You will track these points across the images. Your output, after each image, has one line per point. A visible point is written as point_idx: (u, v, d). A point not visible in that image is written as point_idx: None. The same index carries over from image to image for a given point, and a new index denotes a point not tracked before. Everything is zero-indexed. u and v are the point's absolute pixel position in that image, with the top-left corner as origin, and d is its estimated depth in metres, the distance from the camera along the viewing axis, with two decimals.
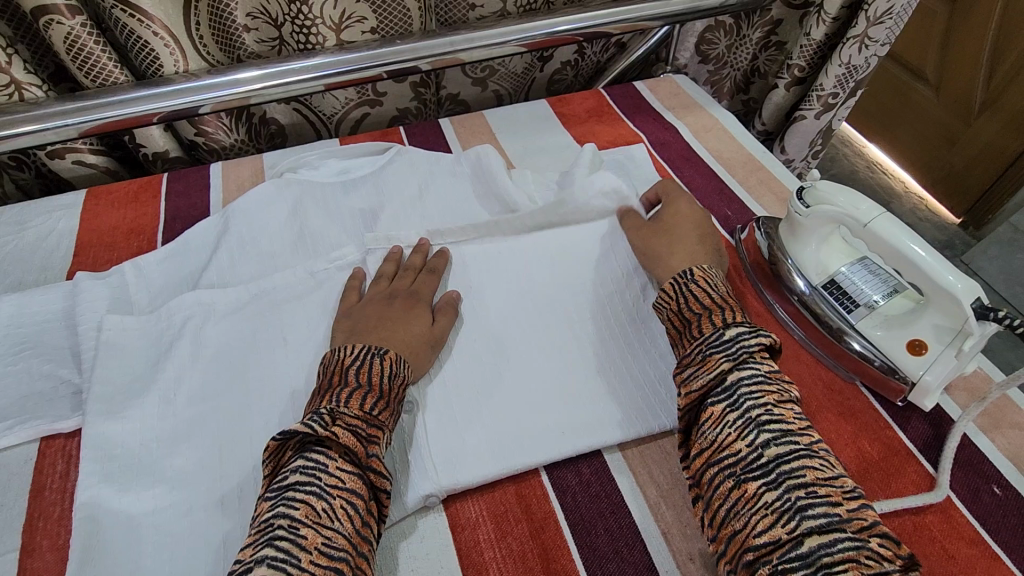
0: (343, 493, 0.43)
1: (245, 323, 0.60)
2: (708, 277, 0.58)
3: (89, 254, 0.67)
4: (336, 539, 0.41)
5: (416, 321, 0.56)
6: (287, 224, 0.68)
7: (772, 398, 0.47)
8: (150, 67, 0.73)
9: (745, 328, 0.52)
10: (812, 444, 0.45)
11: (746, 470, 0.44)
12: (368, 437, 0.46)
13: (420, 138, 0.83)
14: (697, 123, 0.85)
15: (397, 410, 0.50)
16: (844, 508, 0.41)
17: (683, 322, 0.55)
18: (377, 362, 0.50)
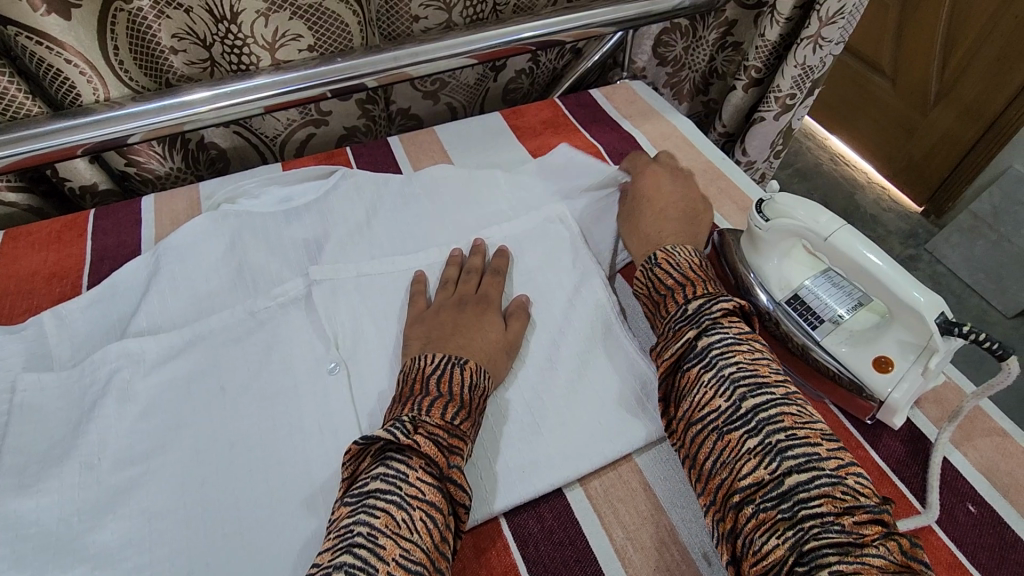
0: (425, 504, 0.41)
1: (178, 372, 0.55)
2: (671, 257, 0.57)
3: (5, 303, 0.62)
4: (414, 551, 0.39)
5: (489, 325, 0.56)
6: (224, 259, 0.64)
7: (742, 355, 0.47)
8: (67, 97, 0.68)
9: (706, 298, 0.51)
10: (788, 393, 0.44)
11: (727, 423, 0.44)
12: (448, 447, 0.45)
13: (368, 159, 0.79)
14: (655, 131, 0.83)
15: (477, 420, 0.49)
16: (824, 448, 0.41)
17: (654, 304, 0.56)
18: (458, 372, 0.50)
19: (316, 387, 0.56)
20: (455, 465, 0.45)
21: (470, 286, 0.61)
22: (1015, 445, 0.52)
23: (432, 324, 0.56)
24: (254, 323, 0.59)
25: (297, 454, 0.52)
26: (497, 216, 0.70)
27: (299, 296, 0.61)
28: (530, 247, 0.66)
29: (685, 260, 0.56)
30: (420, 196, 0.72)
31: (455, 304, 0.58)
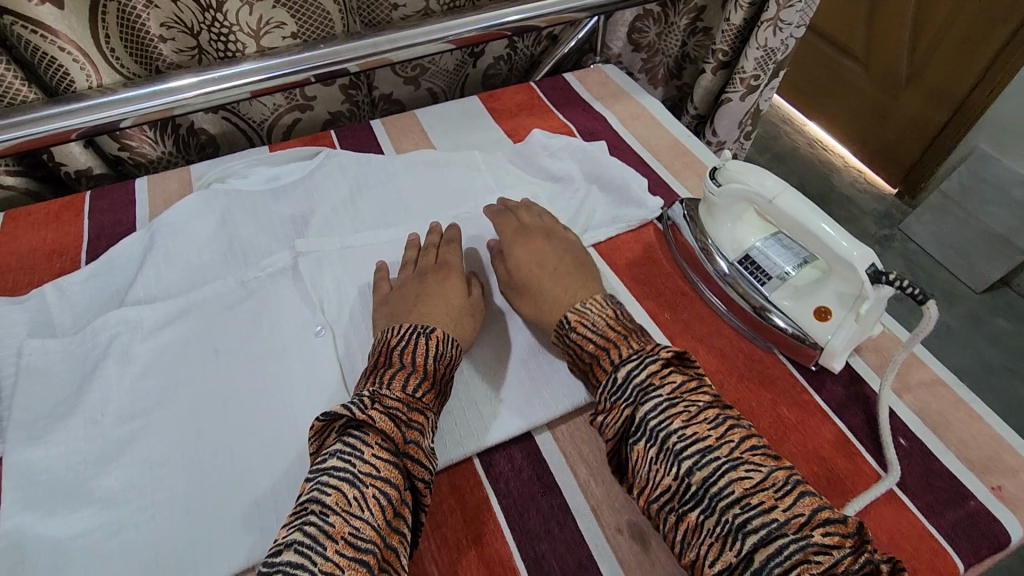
0: (377, 481, 0.43)
1: (174, 337, 0.59)
2: (584, 316, 0.55)
3: (8, 278, 0.65)
4: (364, 529, 0.41)
5: (451, 291, 0.60)
6: (216, 235, 0.68)
7: (679, 421, 0.45)
8: (61, 83, 0.71)
9: (633, 362, 0.49)
10: (733, 452, 0.44)
11: (682, 502, 0.43)
12: (407, 421, 0.47)
13: (352, 141, 0.83)
14: (625, 111, 0.87)
15: (441, 392, 0.52)
16: (780, 511, 0.40)
17: (585, 370, 0.53)
18: (423, 342, 0.53)
19: (304, 349, 0.60)
20: (412, 438, 0.47)
21: (436, 259, 0.64)
22: (946, 388, 0.56)
23: (396, 302, 0.59)
24: (244, 292, 0.63)
25: (286, 409, 0.56)
26: (473, 191, 0.74)
27: (287, 267, 0.65)
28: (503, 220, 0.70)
29: (599, 318, 0.54)
30: (400, 174, 0.76)
31: (416, 281, 0.61)
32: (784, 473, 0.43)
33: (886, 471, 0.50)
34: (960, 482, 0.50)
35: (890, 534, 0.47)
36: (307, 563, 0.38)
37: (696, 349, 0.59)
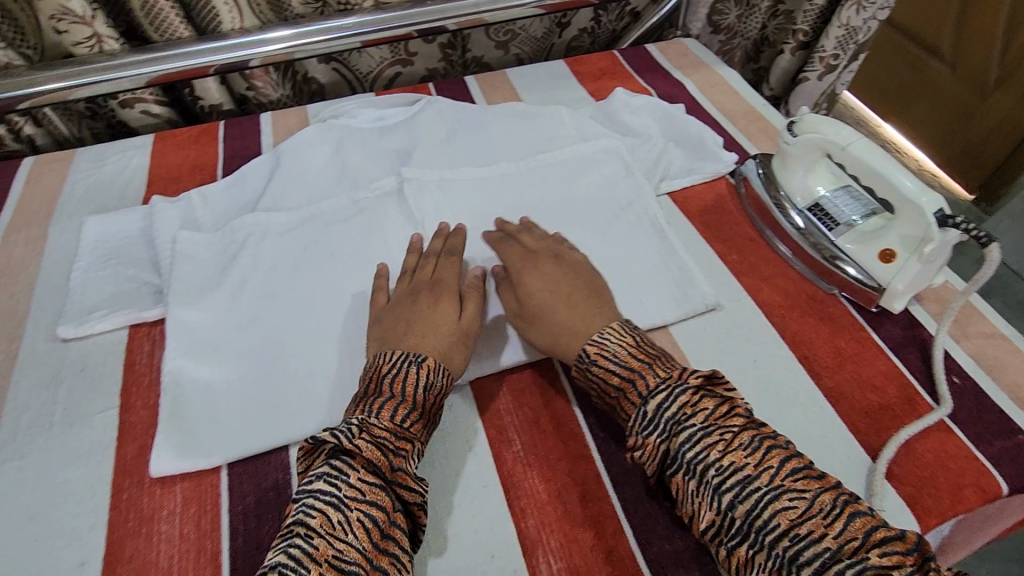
0: (363, 506, 0.42)
1: (297, 238, 0.69)
2: (604, 347, 0.52)
3: (161, 185, 0.77)
4: (348, 552, 0.40)
5: (445, 323, 0.56)
6: (331, 161, 0.77)
7: (715, 453, 0.44)
8: (210, 23, 0.82)
9: (661, 393, 0.47)
10: (773, 480, 0.42)
11: (728, 535, 0.42)
12: (396, 448, 0.46)
13: (448, 92, 0.91)
14: (703, 80, 0.90)
15: (429, 421, 0.50)
16: (830, 538, 0.39)
17: (611, 399, 0.51)
18: (413, 371, 0.50)
19: (408, 257, 0.69)
20: (401, 462, 0.45)
21: (432, 276, 0.62)
22: (1004, 339, 0.59)
23: (391, 324, 0.56)
24: (356, 210, 0.72)
25: None
26: (558, 140, 0.81)
27: (392, 190, 0.74)
28: (584, 166, 0.77)
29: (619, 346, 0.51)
30: (492, 121, 0.83)
31: (409, 302, 0.58)
32: (830, 496, 0.41)
33: (938, 403, 0.54)
34: (1007, 417, 0.53)
35: (940, 457, 0.51)
36: None
37: (761, 286, 0.64)
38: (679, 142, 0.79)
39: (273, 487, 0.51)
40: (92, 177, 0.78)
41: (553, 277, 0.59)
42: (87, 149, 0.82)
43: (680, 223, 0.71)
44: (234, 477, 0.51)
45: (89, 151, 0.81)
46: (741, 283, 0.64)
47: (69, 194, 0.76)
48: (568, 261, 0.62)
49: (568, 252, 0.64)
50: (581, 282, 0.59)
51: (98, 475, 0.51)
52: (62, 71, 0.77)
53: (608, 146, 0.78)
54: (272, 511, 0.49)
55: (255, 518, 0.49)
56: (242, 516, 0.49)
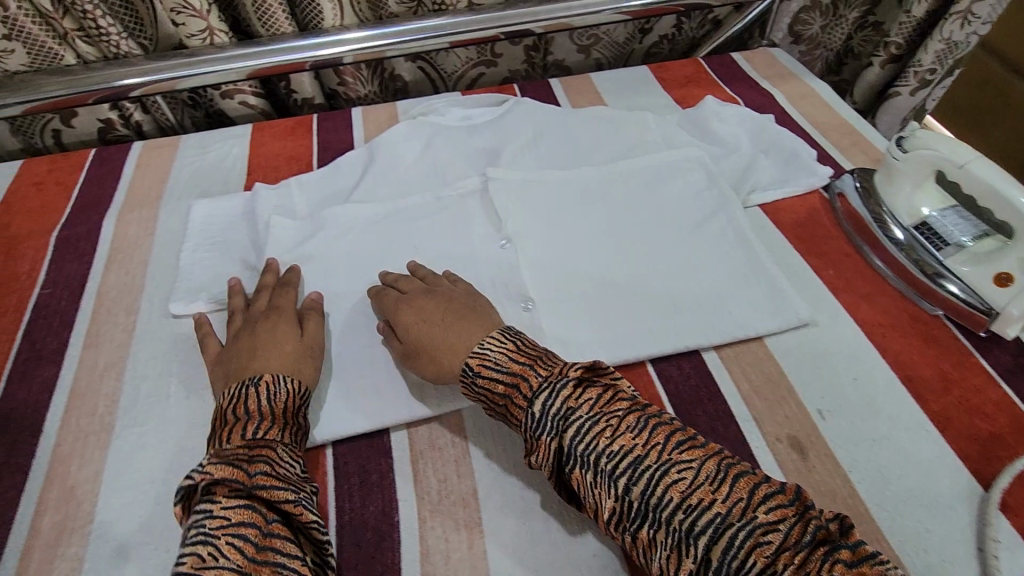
0: (229, 529, 0.41)
1: (391, 231, 0.71)
2: (485, 358, 0.51)
3: (260, 173, 0.80)
4: (220, 575, 0.39)
5: (282, 339, 0.55)
6: (421, 156, 0.79)
7: (603, 440, 0.45)
8: (312, 20, 0.85)
9: (544, 392, 0.47)
10: (662, 457, 0.43)
11: (630, 519, 0.43)
12: (251, 459, 0.45)
13: (533, 94, 0.92)
14: (792, 91, 0.89)
15: (289, 423, 0.50)
16: (720, 504, 0.41)
17: (500, 408, 0.51)
18: (252, 391, 0.50)
19: (489, 257, 0.67)
20: (258, 472, 0.44)
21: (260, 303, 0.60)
22: None
23: (225, 358, 0.55)
24: (439, 206, 0.73)
25: None
26: (645, 146, 0.80)
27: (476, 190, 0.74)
28: (671, 171, 0.76)
29: (498, 352, 0.51)
30: (578, 124, 0.83)
31: (244, 331, 0.57)
32: (714, 463, 0.43)
33: None
34: None
35: None
36: None
37: (859, 304, 0.63)
38: (771, 152, 0.78)
39: (376, 470, 0.53)
40: (196, 162, 0.82)
41: (428, 303, 0.58)
42: (191, 136, 0.86)
43: (771, 234, 0.70)
44: (339, 457, 0.54)
45: (193, 138, 0.86)
46: (840, 300, 0.63)
47: (176, 178, 0.80)
48: (441, 287, 0.61)
49: (440, 279, 0.62)
50: (432, 302, 0.58)
51: None
52: (176, 61, 0.81)
53: (694, 154, 0.77)
54: (377, 492, 0.51)
55: (360, 498, 0.51)
56: (348, 495, 0.51)
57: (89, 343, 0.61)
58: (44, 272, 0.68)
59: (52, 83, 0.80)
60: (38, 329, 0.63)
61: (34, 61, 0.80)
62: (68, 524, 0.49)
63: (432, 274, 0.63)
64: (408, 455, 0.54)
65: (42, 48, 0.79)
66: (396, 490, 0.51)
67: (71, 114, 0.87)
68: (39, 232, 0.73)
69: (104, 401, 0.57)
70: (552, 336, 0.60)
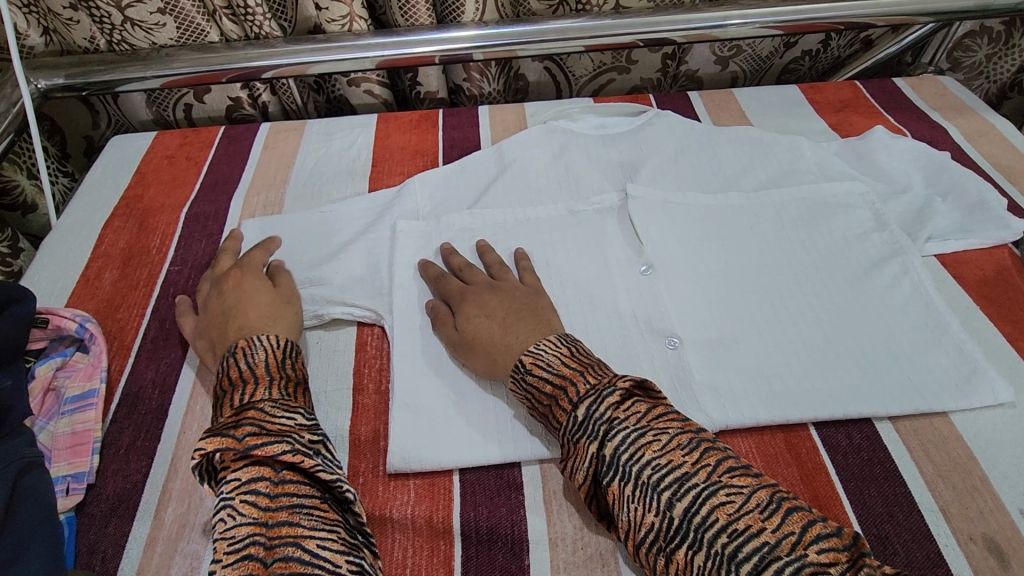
0: (241, 489, 0.40)
1: (519, 242, 0.67)
2: (539, 358, 0.48)
3: (383, 165, 0.78)
4: (239, 531, 0.39)
5: (257, 291, 0.56)
6: (553, 163, 0.75)
7: (650, 452, 0.41)
8: (452, 13, 0.83)
9: (591, 397, 0.44)
10: (710, 478, 0.40)
11: (669, 540, 0.39)
12: (239, 423, 0.44)
13: (670, 106, 0.86)
14: (968, 126, 0.79)
15: (280, 379, 0.49)
16: (769, 532, 0.37)
17: (542, 413, 0.48)
18: (230, 357, 0.49)
19: (628, 281, 0.62)
20: (248, 433, 0.42)
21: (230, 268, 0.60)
22: None
23: (206, 323, 0.55)
24: (573, 220, 0.68)
25: (615, 330, 0.59)
26: (798, 175, 0.72)
27: (613, 207, 0.69)
28: (830, 206, 0.68)
29: (551, 354, 0.48)
30: (722, 144, 0.76)
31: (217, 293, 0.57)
32: (768, 492, 0.39)
33: None
34: None
35: None
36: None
37: None
38: (950, 196, 0.69)
39: (506, 504, 0.49)
40: (321, 149, 0.80)
41: (491, 301, 0.55)
42: (317, 122, 0.85)
43: (954, 291, 0.61)
44: (466, 484, 0.50)
45: (319, 124, 0.84)
46: None
47: (301, 164, 0.79)
48: (505, 282, 0.58)
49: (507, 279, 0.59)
50: (490, 295, 0.56)
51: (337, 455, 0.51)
52: (315, 44, 0.80)
53: (859, 189, 0.69)
54: (506, 530, 0.47)
55: (488, 533, 0.47)
56: (476, 530, 0.47)
57: None
58: (173, 248, 0.68)
59: (189, 59, 0.80)
60: (167, 307, 0.62)
61: (182, 36, 0.82)
62: (189, 519, 0.47)
63: (497, 260, 0.62)
64: (540, 494, 0.49)
65: (191, 24, 0.81)
66: (527, 530, 0.47)
67: (204, 91, 0.88)
68: (170, 206, 0.73)
69: None
70: (701, 383, 0.54)
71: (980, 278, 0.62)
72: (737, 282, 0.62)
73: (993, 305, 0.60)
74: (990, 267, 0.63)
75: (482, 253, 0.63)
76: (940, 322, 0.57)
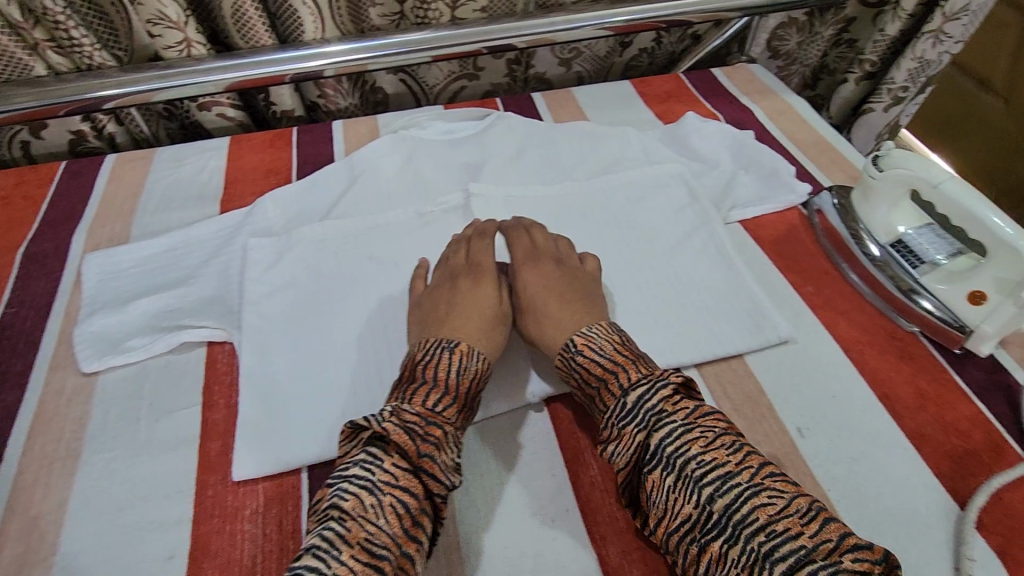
0: (396, 492, 0.44)
1: (367, 247, 0.70)
2: (590, 340, 0.54)
3: (236, 186, 0.79)
4: (381, 539, 0.42)
5: (484, 301, 0.60)
6: (402, 170, 0.79)
7: (697, 447, 0.45)
8: (292, 33, 0.85)
9: (644, 387, 0.49)
10: (755, 479, 0.43)
11: (705, 532, 0.43)
12: (423, 434, 0.47)
13: (515, 107, 0.92)
14: (771, 107, 0.91)
15: (464, 404, 0.52)
16: (806, 537, 0.40)
17: (587, 395, 0.53)
18: (445, 356, 0.53)
19: None
20: (429, 452, 0.46)
21: (468, 260, 0.64)
22: None
23: (422, 307, 0.60)
24: (420, 222, 0.72)
25: None
26: (625, 161, 0.80)
27: (457, 205, 0.74)
28: (649, 186, 0.76)
29: (603, 342, 0.54)
30: (559, 139, 0.83)
31: (445, 288, 0.61)
32: (809, 501, 0.43)
33: None
34: None
35: None
36: (324, 567, 0.40)
37: (837, 321, 0.63)
38: (750, 169, 0.79)
39: None
40: (170, 175, 0.80)
41: (553, 280, 0.62)
42: (166, 149, 0.84)
43: (752, 251, 0.70)
44: (313, 480, 0.52)
45: (169, 151, 0.84)
46: (817, 315, 0.64)
47: (149, 192, 0.78)
48: (568, 261, 0.64)
49: (568, 253, 0.65)
50: (560, 272, 0.63)
51: (183, 471, 0.52)
52: (152, 72, 0.79)
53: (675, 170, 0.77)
54: None
55: None
56: None
57: (56, 364, 0.60)
58: (9, 290, 0.66)
59: (15, 96, 0.78)
60: (2, 350, 0.61)
61: (5, 71, 0.80)
62: (28, 556, 0.47)
63: (566, 241, 0.67)
64: None
65: (13, 59, 0.79)
66: None
67: (41, 127, 0.85)
68: (3, 248, 0.71)
69: (71, 426, 0.55)
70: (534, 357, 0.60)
71: (774, 239, 0.72)
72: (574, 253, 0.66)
73: (783, 261, 0.69)
74: (782, 225, 0.73)
75: (527, 227, 0.68)
76: (735, 278, 0.66)
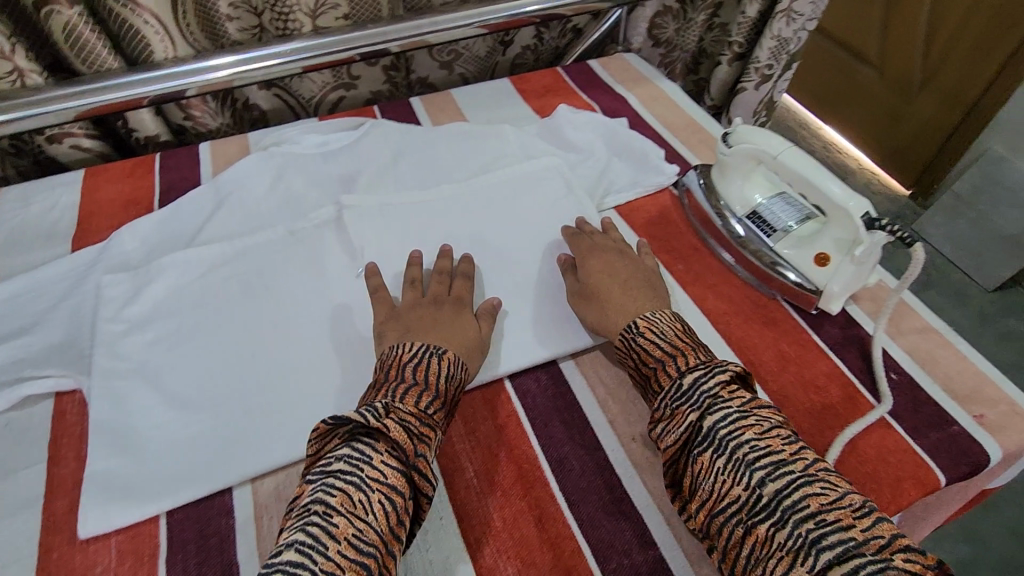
0: (383, 487, 0.43)
1: (232, 272, 0.66)
2: (653, 324, 0.55)
3: (93, 221, 0.74)
4: (369, 535, 0.41)
5: (467, 325, 0.58)
6: (272, 188, 0.76)
7: (751, 433, 0.45)
8: (140, 54, 0.80)
9: (701, 370, 0.50)
10: (810, 469, 0.43)
11: (752, 515, 0.43)
12: (418, 434, 0.47)
13: (393, 113, 0.90)
14: (644, 94, 0.93)
15: (448, 410, 0.52)
16: (858, 530, 0.39)
17: (644, 377, 0.54)
18: (434, 362, 0.52)
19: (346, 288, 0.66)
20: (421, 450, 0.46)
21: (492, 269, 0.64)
22: (936, 333, 0.62)
23: (406, 313, 0.59)
24: (291, 240, 0.70)
25: (334, 336, 0.62)
26: (502, 158, 0.80)
27: (330, 220, 0.72)
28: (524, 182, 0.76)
29: (668, 329, 0.55)
30: (436, 142, 0.82)
31: (432, 304, 0.59)
32: (863, 500, 0.42)
33: (878, 401, 0.56)
34: (943, 410, 0.56)
35: (881, 452, 0.53)
36: (307, 563, 0.38)
37: (707, 296, 0.65)
38: (623, 156, 0.80)
39: (217, 534, 0.49)
40: (14, 216, 0.74)
41: (612, 269, 0.63)
42: (9, 188, 0.77)
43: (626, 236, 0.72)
44: (174, 525, 0.50)
45: (13, 190, 0.77)
46: (687, 292, 0.65)
47: None
48: (628, 255, 0.65)
49: (628, 250, 0.66)
50: (619, 261, 0.64)
51: (25, 538, 0.48)
52: None
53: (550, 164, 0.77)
54: (216, 556, 0.48)
55: (197, 567, 0.47)
56: (184, 566, 0.47)
57: None
58: None
59: None
60: None
61: None
62: None
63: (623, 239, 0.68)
64: (252, 513, 0.51)
65: None
66: (237, 553, 0.48)
67: None
68: None
69: None
70: None
71: (646, 222, 0.73)
72: (449, 253, 0.66)
73: (657, 243, 0.71)
74: (654, 208, 0.75)
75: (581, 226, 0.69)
76: None
